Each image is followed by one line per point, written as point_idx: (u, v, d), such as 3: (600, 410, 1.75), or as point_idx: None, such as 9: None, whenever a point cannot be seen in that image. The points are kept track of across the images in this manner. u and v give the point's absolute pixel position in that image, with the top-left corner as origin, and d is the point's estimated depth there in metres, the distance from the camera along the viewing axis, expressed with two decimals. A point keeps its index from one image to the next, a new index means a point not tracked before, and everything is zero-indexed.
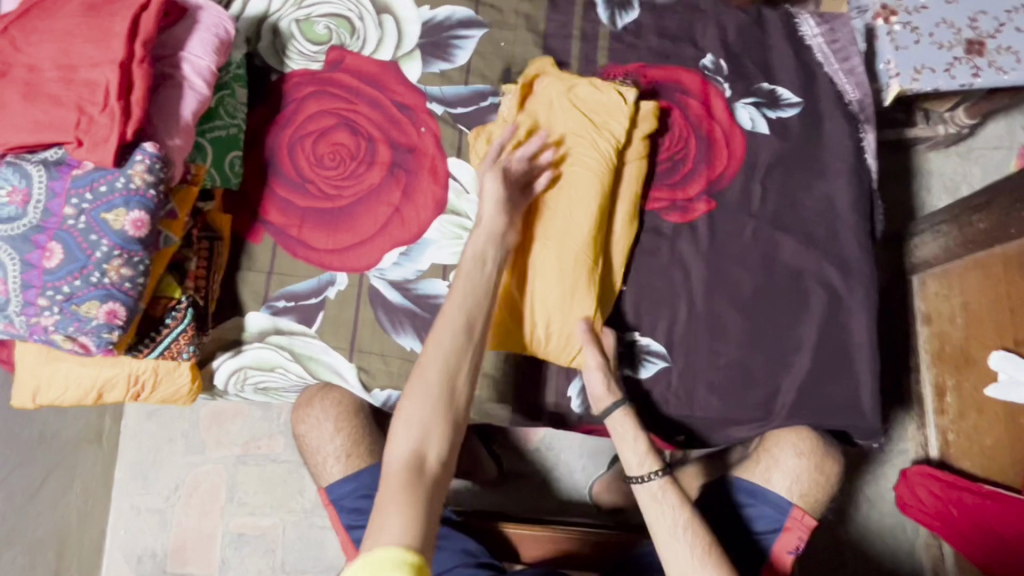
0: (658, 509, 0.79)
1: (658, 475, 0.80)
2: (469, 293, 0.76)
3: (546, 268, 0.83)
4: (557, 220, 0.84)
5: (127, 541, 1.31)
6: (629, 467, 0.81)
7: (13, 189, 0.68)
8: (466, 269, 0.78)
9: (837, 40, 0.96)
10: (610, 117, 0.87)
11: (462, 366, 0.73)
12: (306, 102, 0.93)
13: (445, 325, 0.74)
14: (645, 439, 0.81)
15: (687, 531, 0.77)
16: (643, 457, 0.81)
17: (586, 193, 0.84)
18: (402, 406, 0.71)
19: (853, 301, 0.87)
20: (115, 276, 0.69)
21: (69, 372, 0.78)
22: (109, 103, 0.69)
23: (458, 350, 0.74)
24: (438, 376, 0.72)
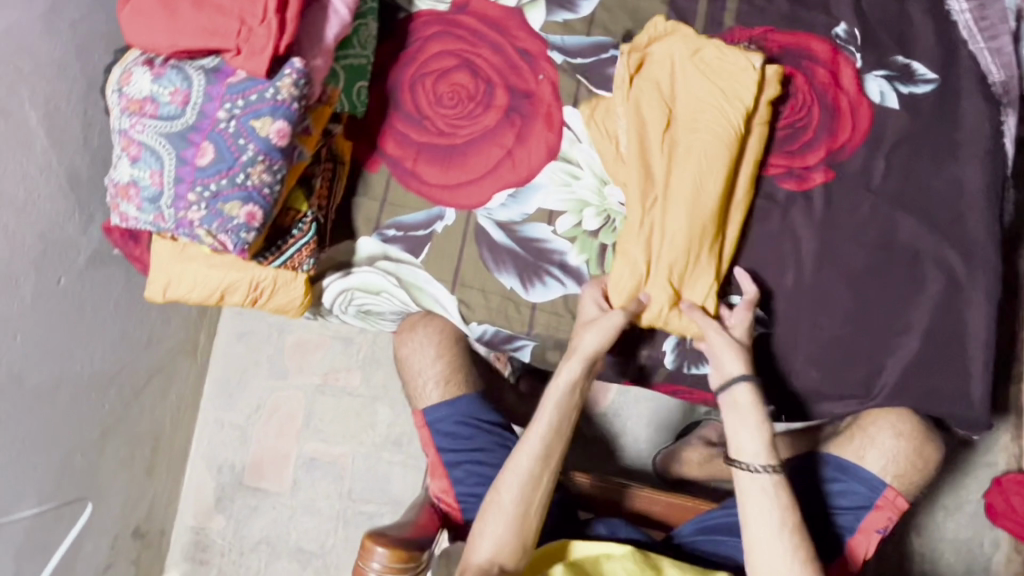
0: (760, 503, 0.79)
1: (770, 469, 0.80)
2: (552, 425, 0.83)
3: (672, 238, 0.83)
4: (684, 188, 0.83)
5: (210, 451, 1.39)
6: (742, 452, 0.82)
7: (175, 89, 0.73)
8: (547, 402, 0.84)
9: (986, 17, 0.91)
10: (737, 83, 0.85)
11: (538, 488, 0.81)
12: (430, 42, 0.95)
13: (524, 449, 0.82)
14: (766, 432, 0.82)
15: (791, 535, 0.77)
16: (759, 450, 0.81)
17: (715, 160, 0.83)
18: (482, 520, 0.80)
19: (973, 288, 0.84)
20: (257, 180, 0.74)
21: (198, 272, 0.83)
22: (267, 16, 0.73)
23: (533, 478, 0.81)
24: (513, 501, 0.80)
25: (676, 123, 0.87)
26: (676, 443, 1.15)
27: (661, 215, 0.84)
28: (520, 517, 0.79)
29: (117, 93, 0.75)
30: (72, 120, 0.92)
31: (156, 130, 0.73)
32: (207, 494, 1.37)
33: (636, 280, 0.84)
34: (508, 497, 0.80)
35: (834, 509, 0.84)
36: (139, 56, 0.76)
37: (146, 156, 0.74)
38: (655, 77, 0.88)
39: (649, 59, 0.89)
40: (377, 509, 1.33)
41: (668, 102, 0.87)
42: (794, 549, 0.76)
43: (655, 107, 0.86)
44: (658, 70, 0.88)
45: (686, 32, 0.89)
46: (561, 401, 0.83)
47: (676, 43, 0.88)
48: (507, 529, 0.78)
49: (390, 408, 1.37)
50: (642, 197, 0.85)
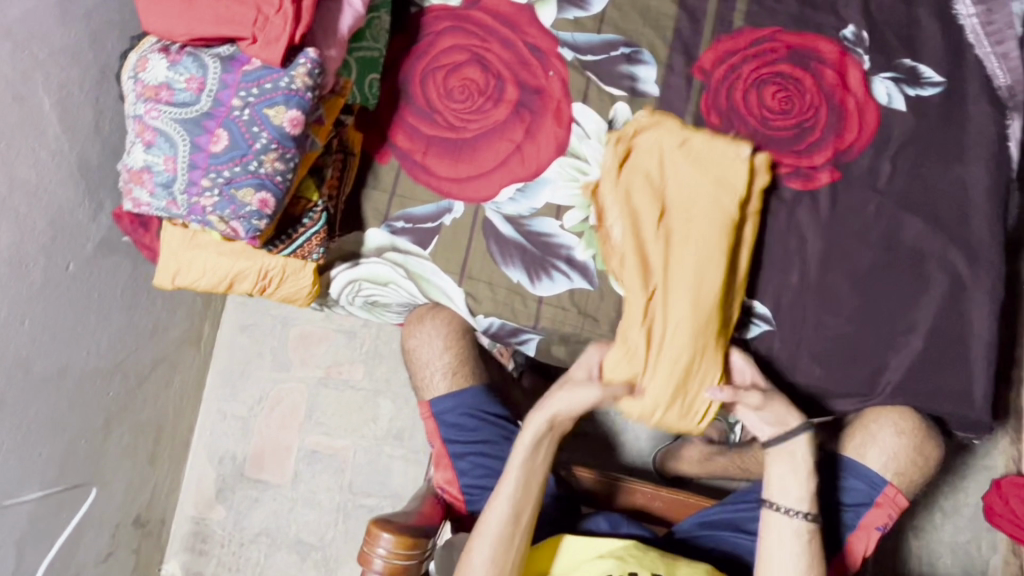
0: (789, 544, 0.79)
1: (806, 516, 0.80)
2: (521, 484, 0.81)
3: (676, 323, 0.81)
4: (684, 278, 0.82)
5: (211, 442, 1.39)
6: (783, 496, 0.81)
7: (191, 76, 0.74)
8: (515, 456, 0.83)
9: (993, 22, 0.92)
10: (729, 170, 0.85)
11: (509, 554, 0.78)
12: (443, 37, 0.95)
13: (492, 511, 0.80)
14: (813, 483, 0.81)
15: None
16: (802, 498, 0.81)
17: (715, 249, 0.82)
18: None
19: (977, 289, 0.85)
20: (270, 168, 0.75)
21: (207, 259, 0.83)
22: (283, 6, 0.74)
23: (505, 539, 0.78)
24: (487, 562, 0.77)
25: (670, 212, 0.85)
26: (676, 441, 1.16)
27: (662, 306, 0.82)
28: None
29: (132, 79, 0.76)
30: (85, 107, 0.93)
31: (171, 117, 0.74)
32: (208, 485, 1.37)
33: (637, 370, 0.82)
34: (479, 560, 0.77)
35: (843, 506, 0.85)
36: (155, 43, 0.76)
37: (160, 142, 0.74)
38: (644, 165, 0.87)
39: (636, 146, 0.88)
40: (378, 502, 1.33)
41: (659, 193, 0.86)
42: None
43: (648, 197, 0.86)
44: (647, 159, 0.87)
45: (672, 120, 0.88)
46: (528, 462, 0.82)
47: (664, 128, 0.88)
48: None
49: (392, 402, 1.37)
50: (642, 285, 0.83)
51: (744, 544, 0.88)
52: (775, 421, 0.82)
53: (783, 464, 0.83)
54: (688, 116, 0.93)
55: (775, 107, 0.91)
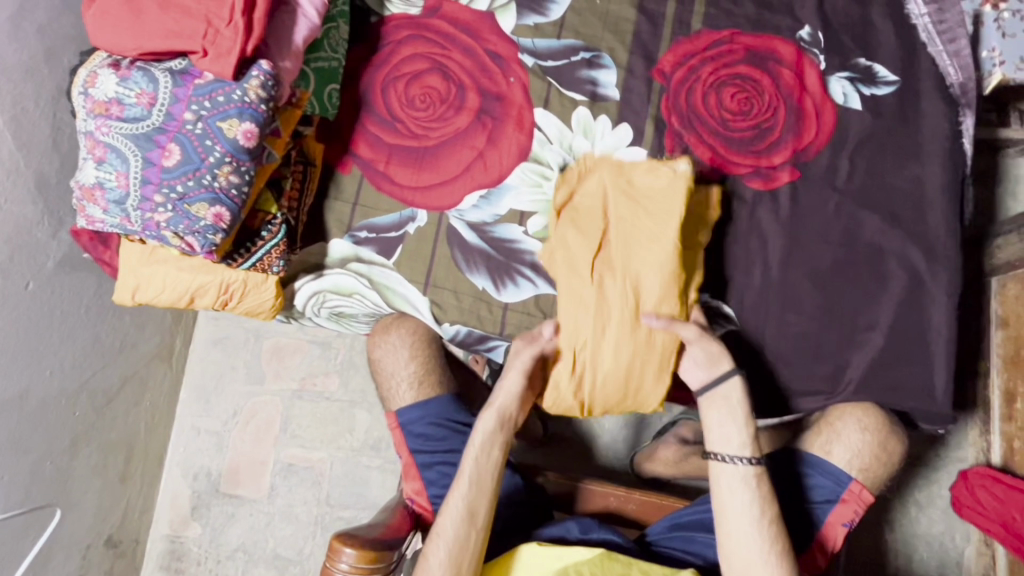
0: (741, 493, 0.80)
1: (748, 461, 0.81)
2: (474, 484, 0.81)
3: (616, 358, 0.80)
4: (620, 322, 0.80)
5: (186, 458, 1.37)
6: (724, 445, 0.82)
7: (141, 91, 0.73)
8: (467, 458, 0.83)
9: (945, 20, 0.93)
10: (669, 198, 0.82)
11: (466, 552, 0.78)
12: (403, 46, 0.95)
13: (446, 516, 0.80)
14: (750, 426, 0.82)
15: (769, 526, 0.78)
16: (742, 443, 0.81)
17: (655, 291, 0.81)
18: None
19: (935, 285, 0.86)
20: (224, 182, 0.75)
21: (167, 274, 0.82)
22: (234, 17, 0.73)
23: (460, 540, 0.78)
24: (441, 564, 0.76)
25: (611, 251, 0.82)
26: (652, 442, 1.16)
27: (595, 346, 0.80)
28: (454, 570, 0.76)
29: (82, 95, 0.75)
30: (41, 124, 0.91)
31: (122, 132, 0.73)
32: (183, 502, 1.35)
33: (569, 404, 0.82)
34: (435, 556, 0.77)
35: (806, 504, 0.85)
36: (105, 58, 0.75)
37: (111, 158, 0.73)
38: (584, 204, 0.85)
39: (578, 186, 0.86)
40: (355, 514, 1.33)
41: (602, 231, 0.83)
42: (771, 541, 0.77)
43: (584, 238, 0.83)
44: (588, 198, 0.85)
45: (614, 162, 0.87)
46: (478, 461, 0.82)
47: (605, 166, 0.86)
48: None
49: (368, 413, 1.36)
50: (577, 329, 0.81)
51: (714, 544, 0.88)
52: (702, 358, 0.83)
53: (720, 411, 0.83)
54: (649, 118, 0.93)
55: (734, 108, 0.91)
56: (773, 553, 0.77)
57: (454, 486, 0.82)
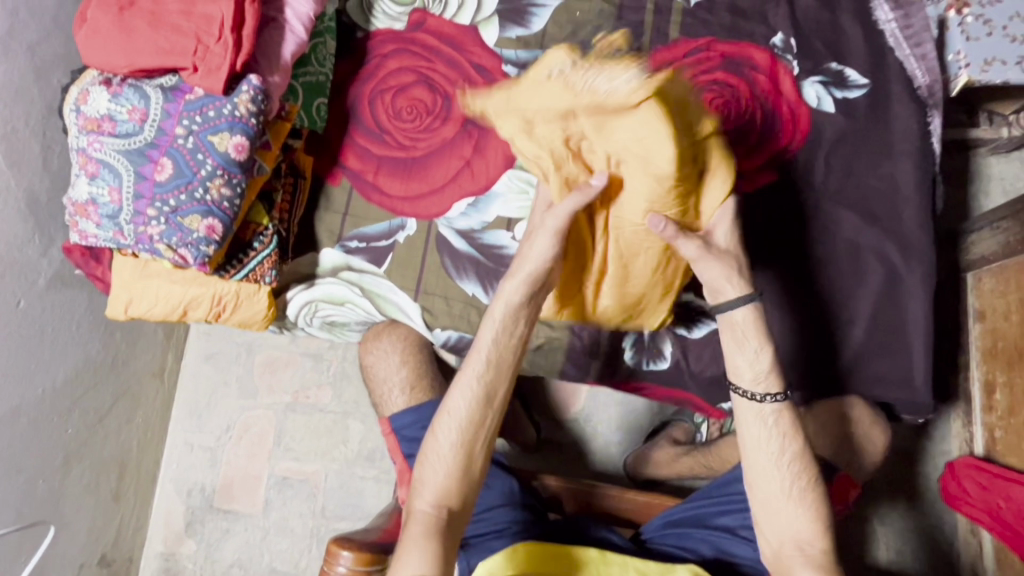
0: (761, 432, 0.73)
1: (775, 398, 0.73)
2: (492, 361, 0.72)
3: (637, 280, 0.83)
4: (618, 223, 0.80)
5: (179, 474, 1.37)
6: (740, 378, 0.75)
7: (132, 107, 0.74)
8: (484, 330, 0.73)
9: (911, 25, 0.97)
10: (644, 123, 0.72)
11: (480, 432, 0.73)
12: (389, 60, 0.97)
13: (459, 394, 0.72)
14: (770, 353, 0.74)
15: (791, 463, 0.72)
16: (761, 377, 0.73)
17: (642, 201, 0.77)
18: (421, 469, 0.72)
19: (911, 279, 0.89)
20: (216, 195, 0.76)
21: (160, 288, 0.84)
22: (223, 34, 0.76)
23: (474, 423, 0.72)
24: (452, 448, 0.72)
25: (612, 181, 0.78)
26: (647, 444, 1.18)
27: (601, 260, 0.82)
28: (461, 463, 0.72)
29: (74, 112, 0.76)
30: (31, 143, 0.92)
31: (114, 148, 0.74)
32: (176, 519, 1.34)
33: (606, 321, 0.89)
34: (441, 440, 0.72)
35: None
36: (97, 76, 0.77)
37: (104, 173, 0.75)
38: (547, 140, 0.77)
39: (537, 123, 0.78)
40: (351, 526, 1.33)
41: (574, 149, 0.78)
42: (794, 477, 0.72)
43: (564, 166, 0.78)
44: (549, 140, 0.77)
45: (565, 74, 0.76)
46: (491, 339, 0.72)
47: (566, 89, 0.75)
48: (449, 481, 0.71)
49: (361, 424, 1.37)
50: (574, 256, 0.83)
51: (709, 539, 0.88)
52: (720, 276, 0.76)
53: (727, 337, 0.76)
54: None
55: None
56: (796, 488, 0.72)
57: (470, 356, 0.74)
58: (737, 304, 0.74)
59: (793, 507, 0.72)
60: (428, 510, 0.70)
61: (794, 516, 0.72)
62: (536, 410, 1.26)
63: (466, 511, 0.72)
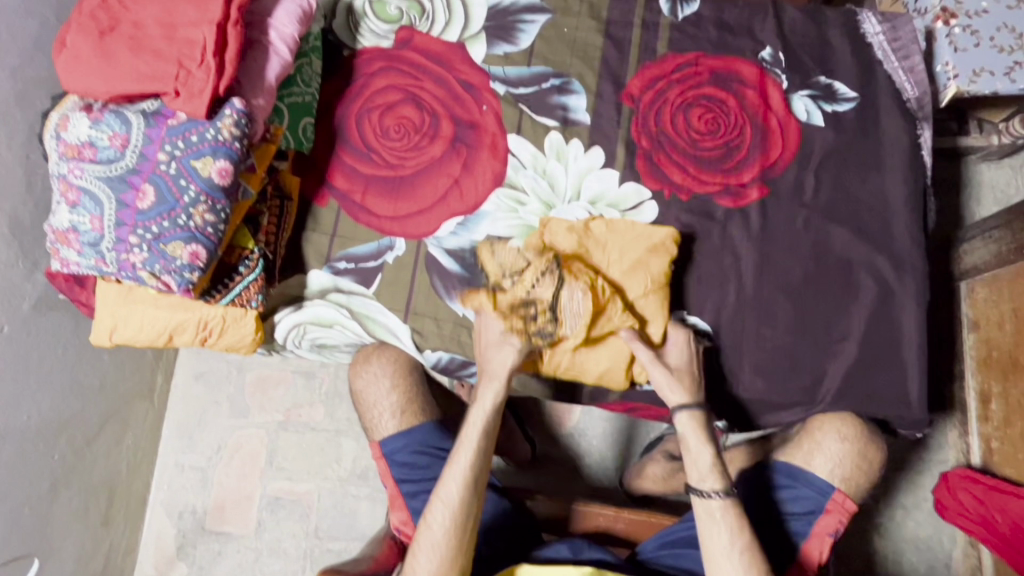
0: (714, 528, 0.80)
1: (720, 494, 0.81)
2: (476, 444, 0.82)
3: (597, 361, 0.86)
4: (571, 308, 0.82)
5: (170, 497, 1.35)
6: (695, 479, 0.83)
7: (114, 133, 0.73)
8: (473, 419, 0.84)
9: (898, 38, 0.97)
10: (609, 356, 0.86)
11: (468, 515, 0.80)
12: (376, 78, 0.97)
13: (450, 481, 0.81)
14: (709, 451, 0.83)
15: (742, 556, 0.78)
16: (705, 473, 0.82)
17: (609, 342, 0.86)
18: (411, 558, 0.78)
19: (903, 293, 0.88)
20: (200, 220, 0.75)
21: (145, 314, 0.82)
22: (205, 58, 0.75)
23: (463, 506, 0.80)
24: (445, 530, 0.79)
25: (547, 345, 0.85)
26: (642, 459, 1.17)
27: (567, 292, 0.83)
28: (451, 550, 0.78)
29: (54, 139, 0.75)
30: (14, 167, 0.91)
31: (95, 175, 0.73)
32: (167, 542, 1.33)
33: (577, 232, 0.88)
34: (429, 530, 0.79)
35: (787, 517, 0.87)
36: (77, 102, 0.76)
37: (85, 201, 0.74)
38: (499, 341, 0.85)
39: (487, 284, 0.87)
40: (345, 546, 1.31)
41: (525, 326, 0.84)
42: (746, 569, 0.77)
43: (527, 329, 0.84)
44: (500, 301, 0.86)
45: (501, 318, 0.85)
46: (473, 443, 0.82)
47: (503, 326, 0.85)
48: (438, 565, 0.77)
49: (355, 441, 1.35)
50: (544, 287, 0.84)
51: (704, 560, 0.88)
52: (666, 381, 0.84)
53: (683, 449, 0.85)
54: (621, 141, 0.95)
55: (702, 129, 0.94)
56: None
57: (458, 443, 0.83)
58: (689, 411, 0.84)
59: None
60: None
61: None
62: (531, 427, 1.25)
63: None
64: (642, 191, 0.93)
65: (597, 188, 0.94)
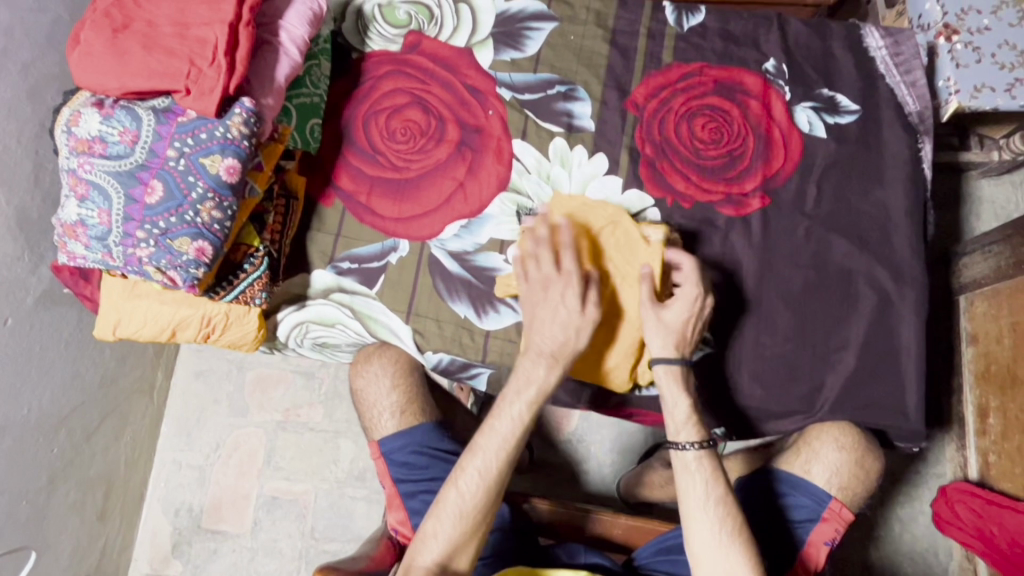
0: (689, 478, 0.81)
1: (695, 446, 0.81)
2: (517, 419, 0.81)
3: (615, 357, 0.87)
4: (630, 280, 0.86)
5: (167, 494, 1.35)
6: (675, 432, 0.83)
7: (124, 129, 0.74)
8: (514, 391, 0.82)
9: (901, 53, 0.98)
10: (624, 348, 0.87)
11: (497, 486, 0.80)
12: (383, 81, 0.98)
13: (484, 449, 0.80)
14: (686, 400, 0.83)
15: (715, 508, 0.79)
16: (680, 425, 0.83)
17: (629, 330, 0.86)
18: (433, 519, 0.79)
19: (903, 304, 0.89)
20: (207, 217, 0.76)
21: (149, 309, 0.83)
22: (216, 58, 0.76)
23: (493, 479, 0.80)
24: (473, 501, 0.79)
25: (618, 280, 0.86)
26: (640, 465, 1.17)
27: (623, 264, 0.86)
28: (476, 518, 0.79)
29: (65, 133, 0.76)
30: (23, 161, 0.92)
31: (104, 169, 0.74)
32: (163, 539, 1.32)
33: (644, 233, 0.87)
34: (454, 497, 0.79)
35: (795, 524, 0.87)
36: (89, 97, 0.77)
37: (94, 195, 0.74)
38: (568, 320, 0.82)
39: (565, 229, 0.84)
40: (340, 547, 1.30)
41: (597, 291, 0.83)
42: (721, 521, 0.78)
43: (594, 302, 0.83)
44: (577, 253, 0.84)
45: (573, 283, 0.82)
46: (515, 416, 0.81)
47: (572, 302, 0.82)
48: (456, 531, 0.78)
49: (353, 443, 1.36)
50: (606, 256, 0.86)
51: None
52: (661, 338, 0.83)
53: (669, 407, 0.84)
54: (625, 149, 0.96)
55: (705, 137, 0.95)
56: (724, 532, 0.77)
57: (495, 413, 0.82)
58: (669, 362, 0.83)
59: (723, 555, 0.76)
60: (429, 565, 0.77)
61: (723, 557, 0.76)
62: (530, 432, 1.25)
63: (464, 568, 0.78)
64: (645, 198, 0.94)
65: (600, 195, 0.95)
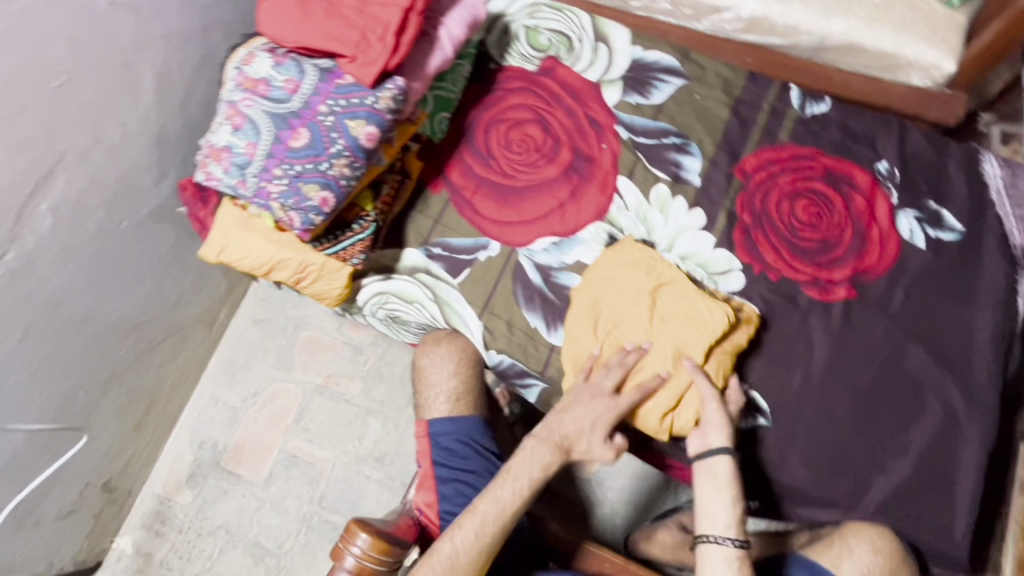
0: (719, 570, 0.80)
1: (736, 542, 0.81)
2: (523, 484, 0.84)
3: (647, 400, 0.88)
4: (671, 331, 0.89)
5: (197, 425, 1.40)
6: (711, 525, 0.82)
7: (290, 78, 0.81)
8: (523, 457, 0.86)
9: (1016, 186, 0.99)
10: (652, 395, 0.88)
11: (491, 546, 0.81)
12: (512, 94, 1.04)
13: (489, 504, 0.82)
14: (732, 502, 0.83)
15: None
16: (727, 523, 0.82)
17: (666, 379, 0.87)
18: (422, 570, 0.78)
19: (969, 427, 0.88)
20: (338, 172, 0.83)
21: (255, 244, 0.86)
22: (385, 36, 0.82)
23: (489, 536, 0.81)
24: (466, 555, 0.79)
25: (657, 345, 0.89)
26: (658, 522, 1.16)
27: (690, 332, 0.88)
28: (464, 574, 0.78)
29: (236, 69, 0.84)
30: (179, 85, 1.01)
31: (263, 108, 0.81)
32: (181, 467, 1.37)
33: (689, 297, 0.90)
34: (447, 550, 0.79)
35: None
36: (265, 43, 0.85)
37: (247, 128, 0.82)
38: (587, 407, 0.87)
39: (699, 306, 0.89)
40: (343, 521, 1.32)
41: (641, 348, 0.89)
42: None
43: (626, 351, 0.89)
44: (680, 325, 0.88)
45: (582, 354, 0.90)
46: (518, 488, 0.84)
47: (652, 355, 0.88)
48: None
49: (381, 425, 1.38)
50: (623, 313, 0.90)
51: None
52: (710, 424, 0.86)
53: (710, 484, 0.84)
54: (724, 210, 0.99)
55: (804, 219, 0.97)
56: None
57: (505, 473, 0.85)
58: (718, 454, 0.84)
59: None
60: None
61: None
62: None
63: None
64: (733, 260, 0.96)
65: (689, 247, 0.97)
